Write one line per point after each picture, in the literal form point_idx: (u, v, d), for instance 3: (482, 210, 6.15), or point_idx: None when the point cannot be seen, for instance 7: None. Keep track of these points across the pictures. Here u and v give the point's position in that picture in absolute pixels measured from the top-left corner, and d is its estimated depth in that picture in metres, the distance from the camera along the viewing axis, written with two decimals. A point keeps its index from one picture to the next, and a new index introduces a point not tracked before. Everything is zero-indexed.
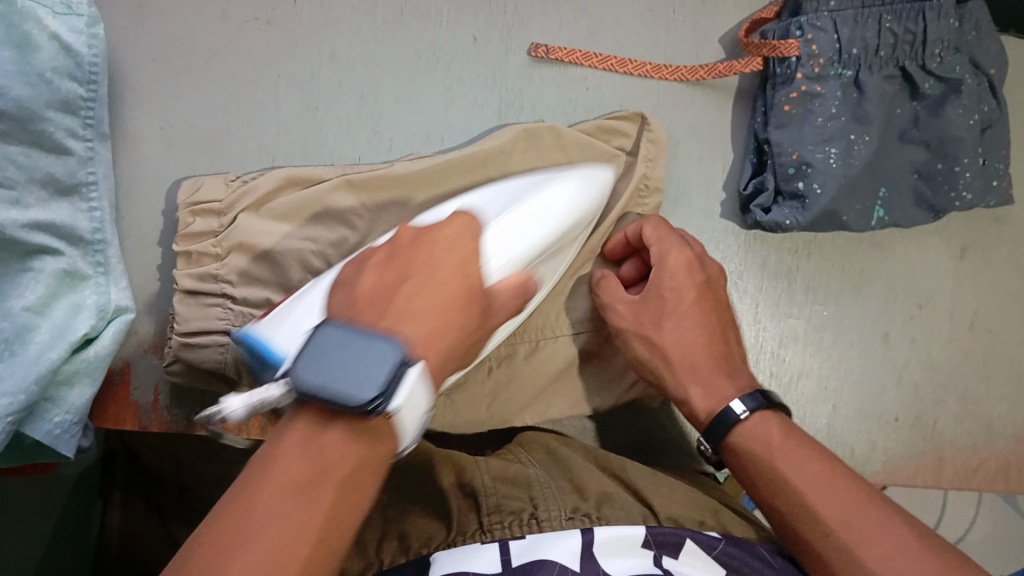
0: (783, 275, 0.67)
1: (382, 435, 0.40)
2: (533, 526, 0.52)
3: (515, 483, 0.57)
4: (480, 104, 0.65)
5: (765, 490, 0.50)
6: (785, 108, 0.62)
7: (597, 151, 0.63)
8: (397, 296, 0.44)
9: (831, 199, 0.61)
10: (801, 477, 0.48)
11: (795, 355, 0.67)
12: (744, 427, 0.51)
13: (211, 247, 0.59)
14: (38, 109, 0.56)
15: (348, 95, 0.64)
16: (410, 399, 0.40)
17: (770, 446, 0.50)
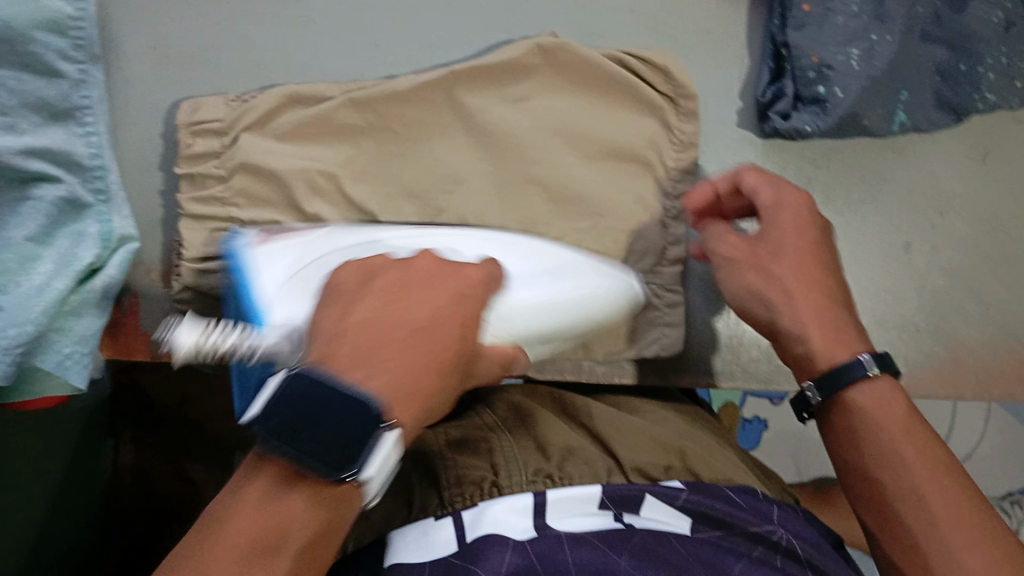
0: (803, 185, 0.65)
1: (347, 498, 0.38)
2: (493, 492, 0.52)
3: (474, 449, 0.56)
4: (485, 14, 0.63)
5: (851, 454, 0.49)
6: (803, 7, 0.59)
7: (616, 79, 0.62)
8: (371, 347, 0.39)
9: (854, 102, 0.59)
10: (898, 453, 0.47)
11: None
12: (846, 389, 0.49)
13: (214, 168, 0.59)
14: (26, 28, 0.54)
15: (348, 7, 0.62)
16: (384, 465, 0.38)
17: (867, 414, 0.48)
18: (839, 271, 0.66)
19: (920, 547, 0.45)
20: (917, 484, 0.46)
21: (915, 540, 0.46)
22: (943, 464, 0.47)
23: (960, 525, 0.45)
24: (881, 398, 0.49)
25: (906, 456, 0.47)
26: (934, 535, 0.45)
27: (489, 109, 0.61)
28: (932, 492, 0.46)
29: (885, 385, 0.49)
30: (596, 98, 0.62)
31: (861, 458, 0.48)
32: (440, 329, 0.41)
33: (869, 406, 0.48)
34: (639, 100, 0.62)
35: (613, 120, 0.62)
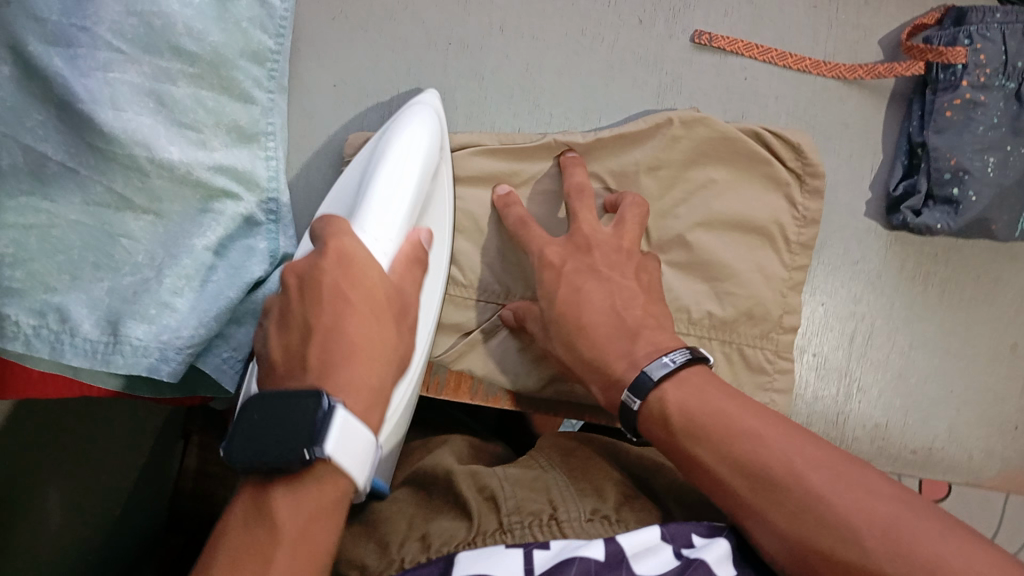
0: (920, 278, 0.68)
1: (329, 479, 0.41)
2: (557, 528, 0.49)
3: (530, 485, 0.53)
4: (640, 85, 0.67)
5: (661, 441, 0.50)
6: (946, 113, 0.63)
7: (754, 153, 0.65)
8: (314, 358, 0.45)
9: (984, 206, 0.62)
10: (723, 417, 0.48)
11: (923, 359, 0.68)
12: (653, 391, 0.51)
13: None
14: (233, 57, 0.60)
15: (515, 65, 0.67)
16: (344, 443, 0.41)
17: (661, 414, 0.50)
18: (944, 364, 0.68)
19: (762, 516, 0.44)
20: (764, 450, 0.45)
21: (756, 507, 0.44)
22: (793, 433, 0.46)
23: (833, 489, 0.43)
24: (686, 390, 0.50)
25: (723, 428, 0.47)
26: (796, 487, 0.43)
27: (635, 176, 0.65)
28: (779, 459, 0.45)
29: (695, 371, 0.51)
30: (735, 170, 0.66)
31: (674, 444, 0.49)
32: (354, 317, 0.46)
33: (660, 404, 0.50)
34: (774, 180, 0.65)
35: (747, 196, 0.66)
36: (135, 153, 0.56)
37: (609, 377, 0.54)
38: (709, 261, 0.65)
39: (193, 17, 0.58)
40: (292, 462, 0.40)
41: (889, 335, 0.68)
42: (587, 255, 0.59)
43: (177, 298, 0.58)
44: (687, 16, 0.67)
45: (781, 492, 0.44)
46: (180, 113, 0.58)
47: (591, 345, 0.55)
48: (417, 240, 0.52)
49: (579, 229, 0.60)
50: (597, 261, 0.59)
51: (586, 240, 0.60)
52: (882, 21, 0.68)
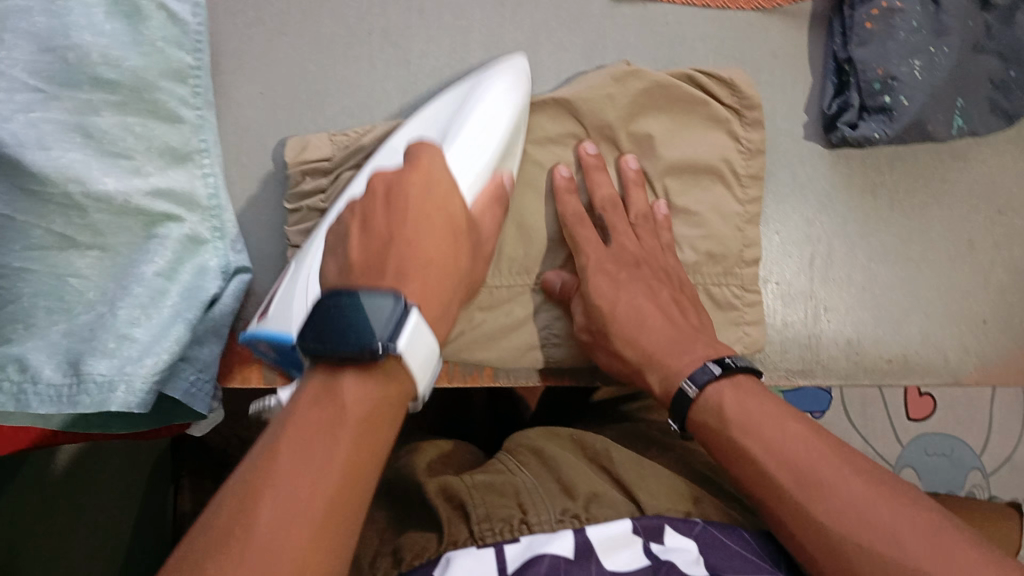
0: (869, 192, 0.69)
1: (393, 376, 0.45)
2: (524, 530, 0.54)
3: (499, 490, 0.58)
4: (565, 46, 0.67)
5: (715, 433, 0.54)
6: (866, 25, 0.64)
7: (690, 95, 0.65)
8: (392, 263, 0.48)
9: (919, 110, 0.63)
10: (781, 424, 0.52)
11: (885, 268, 0.69)
12: (710, 386, 0.54)
13: (320, 204, 0.64)
14: (153, 79, 0.59)
15: (439, 46, 0.66)
16: (414, 341, 0.45)
17: (715, 411, 0.54)
18: (905, 271, 0.69)
19: (805, 512, 0.49)
20: (807, 456, 0.50)
21: (802, 505, 0.49)
22: (830, 445, 0.51)
23: (868, 505, 0.48)
24: (738, 395, 0.54)
25: (772, 430, 0.52)
26: (841, 495, 0.49)
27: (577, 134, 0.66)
28: (823, 466, 0.50)
29: (743, 379, 0.55)
30: (673, 117, 0.66)
31: (728, 438, 0.53)
32: (425, 233, 0.50)
33: (717, 400, 0.54)
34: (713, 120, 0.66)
35: (688, 138, 0.66)
36: (73, 189, 0.56)
37: (668, 370, 0.57)
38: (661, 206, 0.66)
39: (107, 44, 0.57)
40: (364, 353, 0.43)
41: (848, 252, 0.69)
42: (636, 269, 0.62)
43: (136, 328, 0.57)
44: None
45: (825, 493, 0.49)
46: (111, 143, 0.57)
47: (652, 339, 0.58)
48: (500, 181, 0.59)
49: (619, 242, 0.63)
50: (645, 276, 0.62)
51: (636, 255, 0.62)
52: None
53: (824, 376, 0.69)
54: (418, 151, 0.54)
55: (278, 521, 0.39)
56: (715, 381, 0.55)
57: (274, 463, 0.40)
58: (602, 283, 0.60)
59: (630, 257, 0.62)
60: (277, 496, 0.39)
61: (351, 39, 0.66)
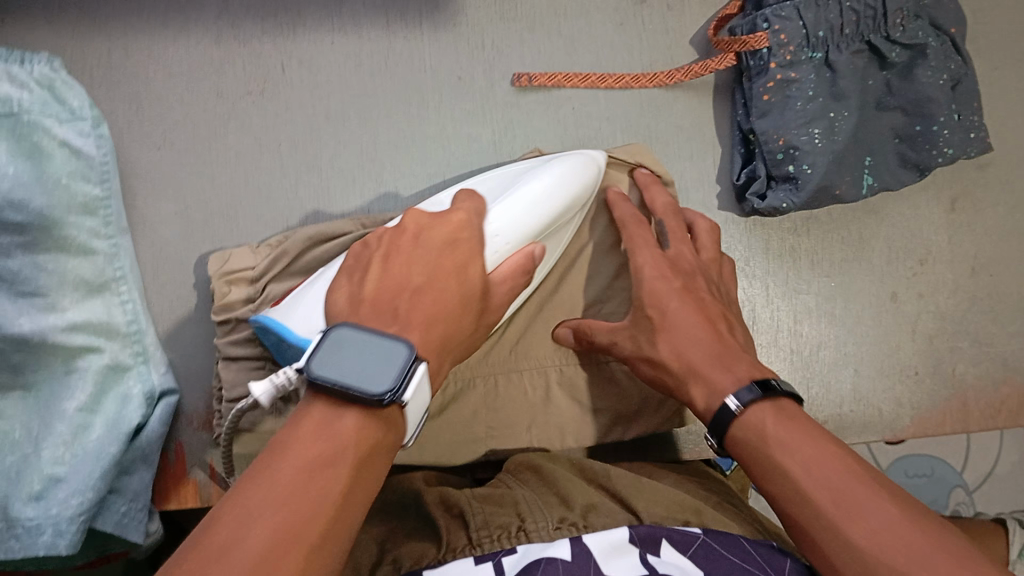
0: (788, 253, 0.70)
1: (388, 424, 0.44)
2: (521, 538, 0.52)
3: (498, 501, 0.56)
4: (476, 137, 0.68)
5: (754, 449, 0.50)
6: (764, 97, 0.65)
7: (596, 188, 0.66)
8: (400, 311, 0.48)
9: (822, 176, 0.64)
10: (825, 446, 0.48)
11: (811, 327, 0.70)
12: (762, 400, 0.50)
13: (248, 313, 0.62)
14: (61, 215, 0.60)
15: (350, 149, 0.67)
16: (416, 391, 0.45)
17: (755, 429, 0.50)
18: (826, 329, 0.70)
19: (842, 533, 0.45)
20: (833, 487, 0.46)
21: (839, 525, 0.45)
22: (863, 474, 0.47)
23: (896, 542, 0.43)
24: (778, 416, 0.50)
25: (810, 448, 0.48)
26: (868, 527, 0.44)
27: None
28: (850, 493, 0.46)
29: (785, 404, 0.51)
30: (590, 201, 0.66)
31: (764, 453, 0.49)
32: (424, 296, 0.49)
33: (759, 421, 0.50)
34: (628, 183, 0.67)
35: (606, 218, 0.67)
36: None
37: (713, 386, 0.53)
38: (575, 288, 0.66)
39: (11, 188, 0.57)
40: (378, 399, 0.42)
41: (772, 315, 0.69)
42: (689, 280, 0.59)
43: (61, 467, 0.58)
44: (504, 62, 0.69)
45: (853, 523, 0.45)
46: (22, 284, 0.58)
47: (696, 349, 0.55)
48: (532, 251, 0.56)
49: (676, 249, 0.61)
50: (702, 286, 0.59)
51: (688, 268, 0.60)
52: (689, 22, 0.70)
53: None
54: (458, 203, 0.55)
55: (278, 505, 0.38)
56: (749, 407, 0.51)
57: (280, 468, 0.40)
58: (659, 291, 0.58)
59: (677, 267, 0.60)
60: (294, 483, 0.39)
61: (262, 152, 0.67)
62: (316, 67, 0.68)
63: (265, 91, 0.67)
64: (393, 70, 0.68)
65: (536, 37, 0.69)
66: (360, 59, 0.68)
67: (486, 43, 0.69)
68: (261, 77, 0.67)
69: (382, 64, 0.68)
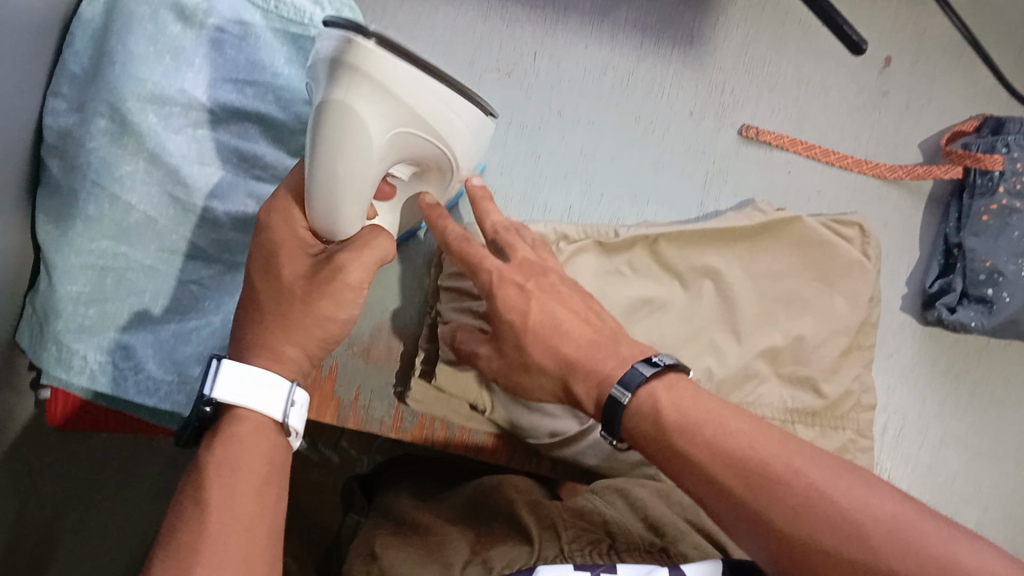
0: (952, 376, 0.70)
1: (240, 418, 0.44)
2: (614, 555, 0.50)
3: (588, 519, 0.54)
4: (688, 172, 0.71)
5: (647, 442, 0.45)
6: (983, 217, 0.66)
7: (814, 238, 0.67)
8: (292, 314, 0.47)
9: (1017, 308, 0.65)
10: (732, 425, 0.43)
11: (930, 452, 0.69)
12: (642, 389, 0.45)
13: (470, 288, 0.61)
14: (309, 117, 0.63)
15: (626, 149, 0.71)
16: (238, 386, 0.43)
17: (656, 403, 0.45)
18: (929, 449, 0.69)
19: (761, 510, 0.40)
20: (757, 451, 0.41)
21: (752, 508, 0.40)
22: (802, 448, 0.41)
23: (846, 496, 0.38)
24: (674, 392, 0.45)
25: (720, 429, 0.42)
26: (795, 483, 0.39)
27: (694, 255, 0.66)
28: (780, 460, 0.40)
29: (674, 379, 0.46)
30: (826, 281, 0.67)
31: (664, 443, 0.44)
32: (323, 295, 0.47)
33: (649, 403, 0.45)
34: (845, 262, 0.67)
35: (760, 264, 0.67)
36: (175, 193, 0.60)
37: (599, 376, 0.47)
38: (657, 323, 0.64)
39: (283, 87, 0.62)
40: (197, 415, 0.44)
41: (884, 421, 0.69)
42: (540, 279, 0.52)
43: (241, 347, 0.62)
44: (735, 113, 0.72)
45: (773, 490, 0.40)
46: (259, 168, 0.62)
47: (574, 345, 0.49)
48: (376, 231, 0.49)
49: (516, 252, 0.53)
50: (552, 281, 0.52)
51: (536, 264, 0.52)
52: (922, 129, 0.73)
53: None
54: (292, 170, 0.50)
55: (226, 560, 0.38)
56: (646, 387, 0.45)
57: (213, 518, 0.40)
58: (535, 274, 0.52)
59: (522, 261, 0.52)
60: (225, 543, 0.39)
61: (543, 123, 0.70)
62: (563, 64, 0.71)
63: (509, 73, 0.70)
64: (664, 90, 0.72)
65: (764, 98, 0.73)
66: (663, 75, 0.72)
67: (726, 90, 0.73)
68: (534, 52, 0.70)
69: (628, 76, 0.72)
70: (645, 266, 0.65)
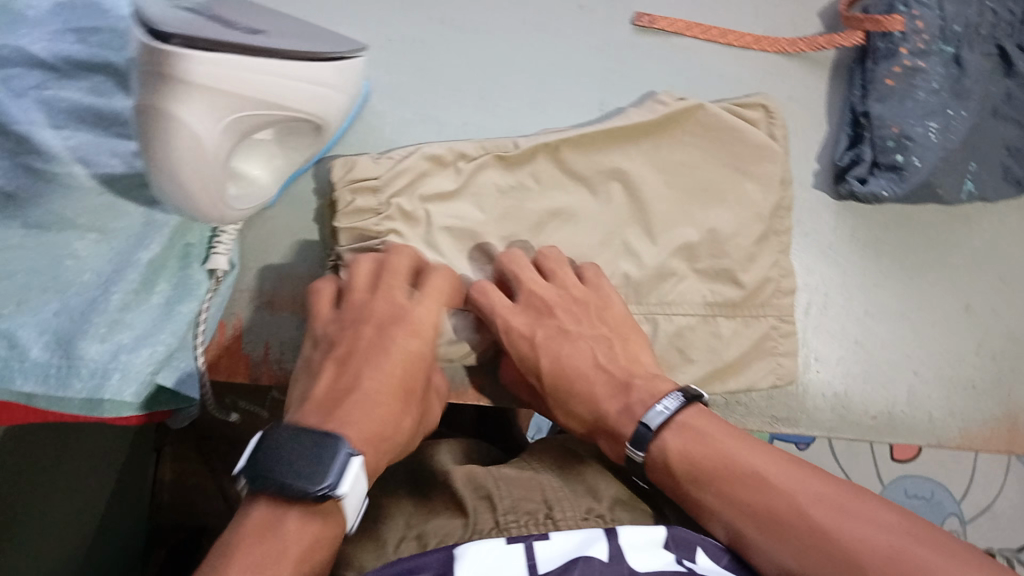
0: (872, 247, 0.69)
1: (326, 513, 0.45)
2: (550, 525, 0.49)
3: (525, 485, 0.53)
4: (585, 70, 0.67)
5: (671, 488, 0.50)
6: (887, 81, 0.64)
7: (720, 124, 0.64)
8: (344, 399, 0.50)
9: (929, 172, 0.64)
10: (745, 467, 0.48)
11: (863, 323, 0.68)
12: (653, 440, 0.51)
13: (373, 225, 0.58)
14: None
15: (516, 54, 0.67)
16: (350, 488, 0.45)
17: (680, 433, 0.51)
18: (858, 324, 0.68)
19: (767, 550, 0.46)
20: (773, 491, 0.47)
21: (765, 547, 0.46)
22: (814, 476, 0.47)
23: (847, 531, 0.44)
24: (688, 439, 0.50)
25: (733, 475, 0.48)
26: (801, 524, 0.45)
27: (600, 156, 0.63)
28: (789, 500, 0.46)
29: (691, 416, 0.52)
30: (734, 166, 0.65)
31: (682, 491, 0.49)
32: (376, 360, 0.52)
33: (664, 455, 0.50)
34: (753, 146, 0.65)
35: (666, 158, 0.64)
36: (30, 163, 0.54)
37: (613, 431, 0.53)
38: (567, 235, 0.62)
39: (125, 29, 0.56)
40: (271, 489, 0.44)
41: (808, 296, 0.68)
42: (550, 322, 0.58)
43: (130, 313, 0.58)
44: (626, 1, 0.68)
45: (788, 533, 0.45)
46: (120, 126, 0.57)
47: (585, 401, 0.55)
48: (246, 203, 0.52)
49: (527, 290, 0.58)
50: (558, 323, 0.58)
51: (545, 306, 0.58)
52: None
53: (811, 427, 0.67)
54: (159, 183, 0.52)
55: None
56: (664, 432, 0.51)
57: (233, 571, 0.41)
58: (548, 337, 0.57)
59: (534, 308, 0.58)
60: None
61: (425, 36, 0.65)
62: None
63: None
64: None
65: None
66: None
67: None
68: None
69: None
70: (549, 176, 0.62)
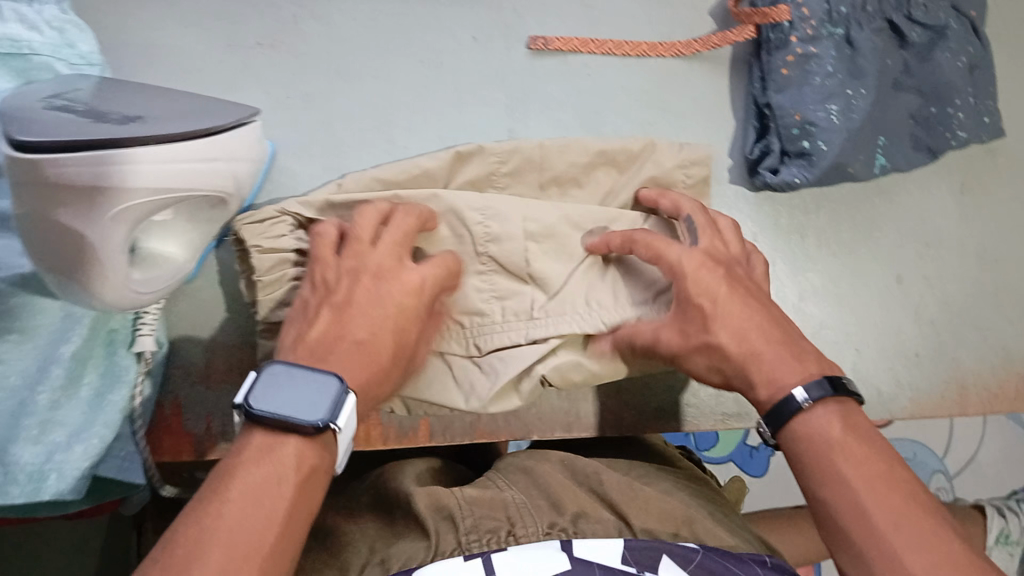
0: (796, 231, 0.70)
1: (319, 448, 0.45)
2: (511, 540, 0.49)
3: (489, 504, 0.53)
4: (489, 101, 0.68)
5: (806, 452, 0.47)
6: (782, 71, 0.65)
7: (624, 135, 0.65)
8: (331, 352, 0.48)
9: (837, 153, 0.64)
10: (857, 485, 0.45)
11: (815, 307, 0.68)
12: (803, 414, 0.48)
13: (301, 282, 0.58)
14: None
15: (418, 94, 0.67)
16: (346, 422, 0.45)
17: (812, 433, 0.47)
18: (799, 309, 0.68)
19: (860, 553, 0.44)
20: (876, 513, 0.44)
21: (857, 548, 0.44)
22: (923, 503, 0.44)
23: (924, 554, 0.42)
24: (834, 426, 0.47)
25: (854, 481, 0.45)
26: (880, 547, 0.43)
27: None
28: (885, 516, 0.43)
29: (840, 407, 0.48)
30: None
31: (817, 460, 0.47)
32: (365, 320, 0.50)
33: (806, 426, 0.48)
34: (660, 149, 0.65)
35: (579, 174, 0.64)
36: None
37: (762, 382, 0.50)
38: None
39: None
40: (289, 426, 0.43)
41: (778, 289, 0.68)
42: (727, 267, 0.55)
43: (62, 411, 0.56)
44: (521, 26, 0.69)
45: (867, 544, 0.43)
46: None
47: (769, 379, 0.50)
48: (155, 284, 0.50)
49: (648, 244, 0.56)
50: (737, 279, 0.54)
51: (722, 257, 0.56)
52: None
53: None
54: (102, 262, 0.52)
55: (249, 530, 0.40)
56: (809, 409, 0.48)
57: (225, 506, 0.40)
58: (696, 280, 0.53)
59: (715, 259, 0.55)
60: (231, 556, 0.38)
61: (327, 89, 0.66)
62: (330, 21, 0.67)
63: (274, 44, 0.66)
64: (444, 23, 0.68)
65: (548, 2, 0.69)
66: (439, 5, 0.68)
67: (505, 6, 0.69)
68: (295, 15, 0.66)
69: (400, 19, 0.67)
70: None
